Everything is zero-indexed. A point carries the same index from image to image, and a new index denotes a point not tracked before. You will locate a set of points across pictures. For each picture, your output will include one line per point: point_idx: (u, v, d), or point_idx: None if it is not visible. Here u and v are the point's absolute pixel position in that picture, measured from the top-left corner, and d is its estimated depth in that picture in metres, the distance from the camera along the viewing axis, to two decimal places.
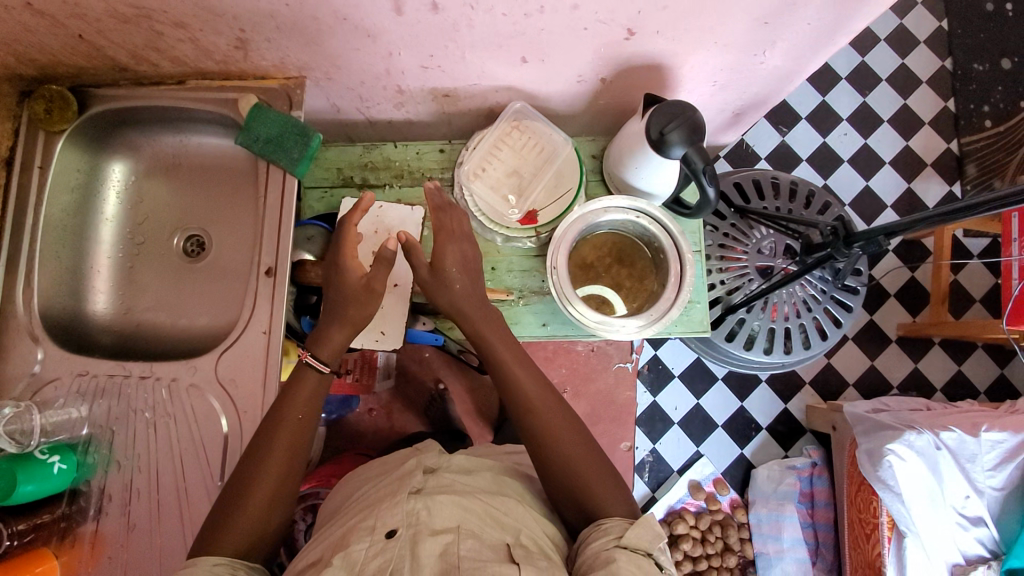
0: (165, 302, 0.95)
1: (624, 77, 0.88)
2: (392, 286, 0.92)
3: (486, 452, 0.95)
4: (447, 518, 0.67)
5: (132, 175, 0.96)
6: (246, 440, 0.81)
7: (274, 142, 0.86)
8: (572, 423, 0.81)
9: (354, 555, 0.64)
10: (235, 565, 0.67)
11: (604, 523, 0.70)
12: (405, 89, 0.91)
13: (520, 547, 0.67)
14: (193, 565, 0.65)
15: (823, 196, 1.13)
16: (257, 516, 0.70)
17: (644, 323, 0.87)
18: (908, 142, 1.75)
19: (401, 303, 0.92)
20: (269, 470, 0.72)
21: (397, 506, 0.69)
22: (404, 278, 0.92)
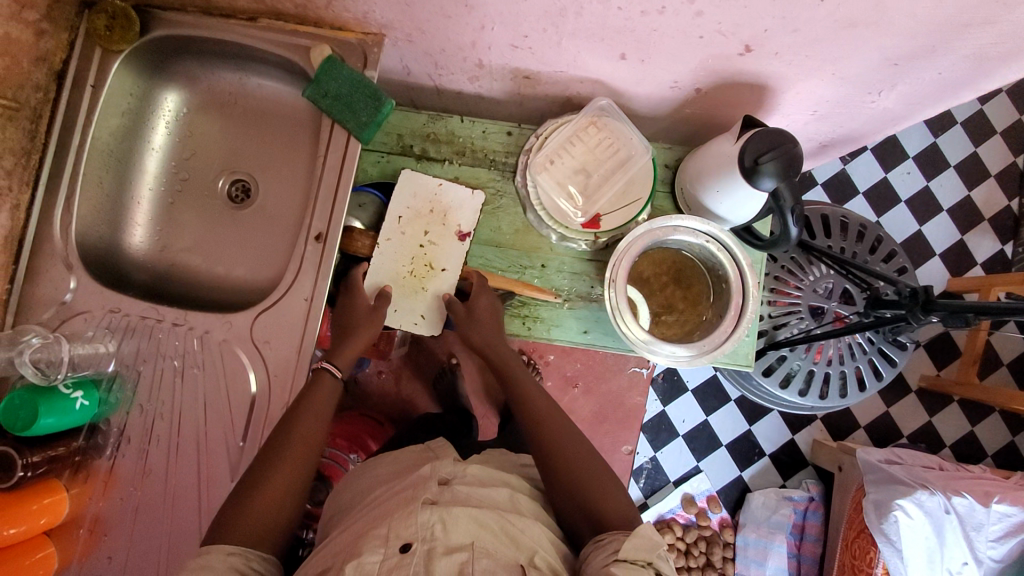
0: (203, 245, 0.91)
1: (721, 92, 0.82)
2: (440, 270, 0.87)
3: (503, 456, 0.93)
4: (462, 535, 0.67)
5: (185, 107, 0.91)
6: (272, 408, 0.79)
7: (343, 100, 0.80)
8: (585, 452, 0.80)
9: (367, 566, 0.64)
10: (248, 555, 0.66)
11: (604, 539, 0.69)
12: (486, 64, 0.85)
13: (533, 568, 0.66)
14: (207, 554, 0.64)
15: (890, 244, 1.09)
16: (272, 499, 0.70)
17: (695, 351, 0.84)
18: (969, 192, 1.68)
19: (447, 290, 0.87)
20: (292, 457, 0.72)
21: (412, 516, 0.69)
22: (454, 264, 0.87)
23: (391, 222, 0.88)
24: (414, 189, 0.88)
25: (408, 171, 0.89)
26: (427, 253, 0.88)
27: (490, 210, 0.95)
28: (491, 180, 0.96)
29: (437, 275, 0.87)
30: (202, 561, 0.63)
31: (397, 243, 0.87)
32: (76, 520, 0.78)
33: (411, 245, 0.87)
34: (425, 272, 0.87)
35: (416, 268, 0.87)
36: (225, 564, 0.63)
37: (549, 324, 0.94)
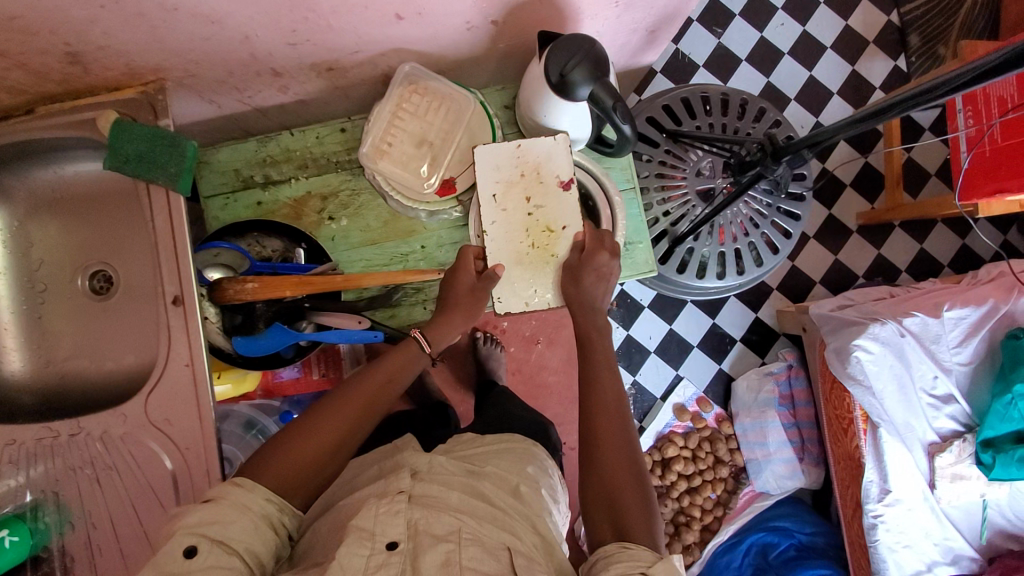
0: (87, 347, 0.89)
1: (517, 16, 0.80)
2: (560, 230, 0.79)
3: (476, 442, 0.90)
4: (446, 525, 0.68)
5: (13, 220, 0.88)
6: (196, 477, 0.78)
7: (145, 158, 0.77)
8: (615, 409, 0.76)
9: (349, 561, 0.62)
10: (282, 509, 0.64)
11: (631, 547, 0.63)
12: (282, 71, 0.82)
13: (519, 554, 0.68)
14: (246, 489, 0.63)
15: (758, 103, 1.07)
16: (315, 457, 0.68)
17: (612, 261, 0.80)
18: (847, 21, 1.66)
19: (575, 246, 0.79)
20: (340, 418, 0.72)
21: (396, 514, 0.68)
22: (572, 218, 0.79)
23: (488, 204, 0.79)
24: (495, 162, 0.80)
25: (481, 146, 0.80)
26: (539, 218, 0.80)
27: (352, 211, 0.93)
28: (343, 181, 0.94)
29: (560, 235, 0.79)
30: (242, 497, 0.62)
31: (504, 223, 0.79)
32: None
33: (520, 218, 0.79)
34: (547, 238, 0.79)
35: (535, 238, 0.79)
36: (260, 499, 0.62)
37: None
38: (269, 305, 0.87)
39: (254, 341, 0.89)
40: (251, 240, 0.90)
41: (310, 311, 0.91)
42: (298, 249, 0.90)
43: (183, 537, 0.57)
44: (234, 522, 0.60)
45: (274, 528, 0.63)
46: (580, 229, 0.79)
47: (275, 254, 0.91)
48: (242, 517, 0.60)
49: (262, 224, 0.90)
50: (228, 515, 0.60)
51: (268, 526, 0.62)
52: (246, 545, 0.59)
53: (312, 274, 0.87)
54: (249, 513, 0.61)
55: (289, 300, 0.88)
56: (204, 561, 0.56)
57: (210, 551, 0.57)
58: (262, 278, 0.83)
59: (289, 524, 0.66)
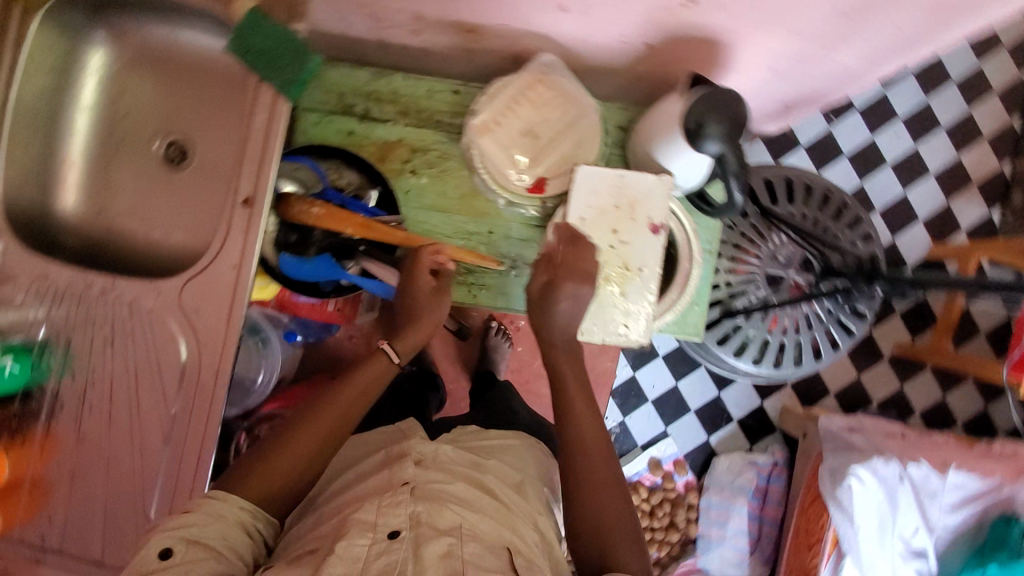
0: (142, 209, 0.89)
1: (672, 46, 0.77)
2: (636, 272, 0.77)
3: (479, 434, 0.93)
4: (448, 520, 0.67)
5: (115, 64, 0.88)
6: (204, 377, 0.77)
7: (266, 56, 0.76)
8: (599, 446, 0.71)
9: (354, 550, 0.63)
10: (258, 516, 0.66)
11: (615, 570, 0.60)
12: (426, 16, 0.80)
13: (519, 554, 0.68)
14: (222, 501, 0.64)
15: (857, 210, 1.04)
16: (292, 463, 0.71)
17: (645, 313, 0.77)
18: (959, 155, 1.62)
19: (646, 292, 0.77)
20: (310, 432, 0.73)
21: (397, 505, 0.69)
22: (651, 263, 0.77)
23: (573, 226, 0.78)
24: (592, 187, 0.78)
25: (582, 167, 0.78)
26: (618, 253, 0.78)
27: (436, 173, 0.92)
28: (438, 141, 0.92)
29: (635, 277, 0.77)
30: (214, 507, 0.63)
31: (584, 248, 0.77)
32: (15, 482, 0.78)
33: (600, 248, 0.78)
34: (620, 275, 0.77)
35: (609, 273, 0.78)
36: (232, 509, 0.64)
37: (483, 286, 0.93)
38: (326, 235, 0.85)
39: (299, 262, 0.88)
40: (332, 166, 0.89)
41: (362, 254, 0.89)
42: (371, 190, 0.89)
43: (158, 543, 0.58)
44: (208, 525, 0.61)
45: (252, 537, 0.65)
46: (655, 276, 0.77)
47: (349, 187, 0.89)
48: (216, 523, 0.62)
49: (347, 155, 0.88)
50: (211, 521, 0.62)
51: (244, 533, 0.64)
52: (223, 548, 0.60)
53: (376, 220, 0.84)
54: (221, 522, 0.62)
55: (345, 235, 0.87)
56: (182, 557, 0.57)
57: (185, 549, 0.58)
58: (328, 207, 0.82)
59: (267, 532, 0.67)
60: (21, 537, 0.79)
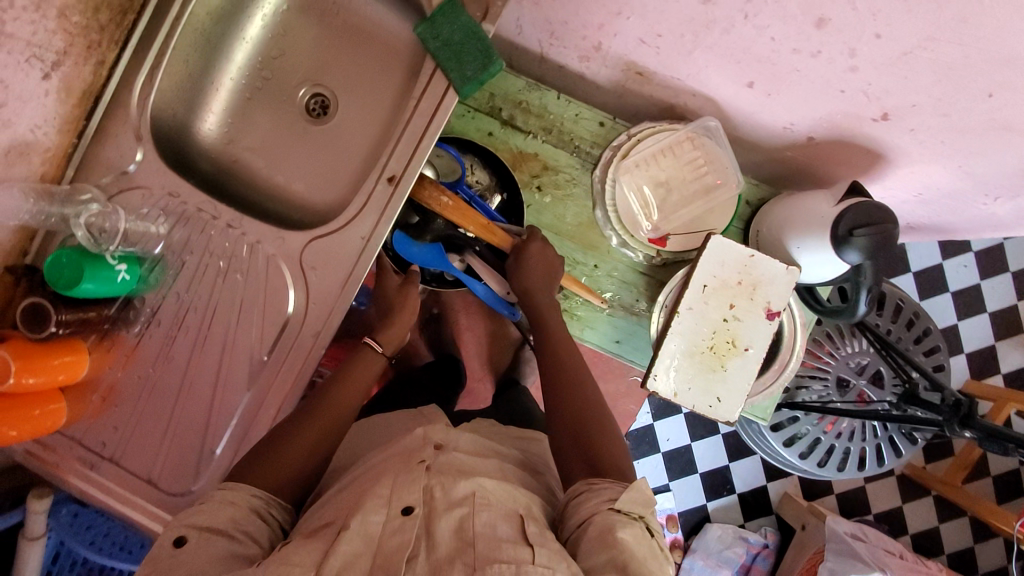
0: (271, 150, 0.90)
1: (832, 147, 0.78)
2: (742, 349, 0.79)
3: (496, 428, 0.89)
4: (463, 489, 0.65)
5: (286, 4, 0.89)
6: (303, 336, 0.79)
7: (453, 48, 0.77)
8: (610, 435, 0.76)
9: (371, 527, 0.61)
10: (269, 502, 0.69)
11: (597, 482, 0.67)
12: (604, 49, 0.81)
13: (531, 520, 0.64)
14: (232, 490, 0.67)
15: (936, 339, 1.07)
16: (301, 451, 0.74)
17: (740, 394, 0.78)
18: (1019, 302, 1.61)
19: (749, 371, 0.79)
20: (309, 424, 0.76)
21: (413, 482, 0.66)
22: (759, 344, 0.78)
23: (693, 290, 0.79)
24: (722, 257, 0.78)
25: (717, 236, 0.78)
26: (729, 327, 0.79)
27: (560, 195, 0.93)
28: (570, 166, 0.93)
29: (739, 354, 0.79)
30: (225, 496, 0.66)
31: (698, 314, 0.78)
32: (90, 382, 0.79)
33: (714, 318, 0.79)
34: (727, 350, 0.78)
35: (716, 343, 0.79)
36: (243, 498, 0.67)
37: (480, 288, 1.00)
38: (447, 225, 0.89)
39: (410, 244, 0.90)
40: (470, 162, 0.91)
41: (473, 253, 0.92)
42: (496, 195, 0.91)
43: (175, 532, 0.61)
44: (218, 513, 0.63)
45: (265, 522, 0.67)
46: (759, 358, 0.79)
47: (477, 185, 0.91)
48: (225, 511, 0.64)
49: (486, 155, 0.90)
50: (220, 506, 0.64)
51: (255, 517, 0.66)
52: (235, 535, 0.62)
53: (497, 225, 0.87)
54: (231, 509, 0.65)
55: (464, 232, 0.88)
56: (195, 543, 0.59)
57: (197, 536, 0.60)
58: (456, 199, 0.83)
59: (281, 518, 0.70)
60: (82, 441, 0.79)
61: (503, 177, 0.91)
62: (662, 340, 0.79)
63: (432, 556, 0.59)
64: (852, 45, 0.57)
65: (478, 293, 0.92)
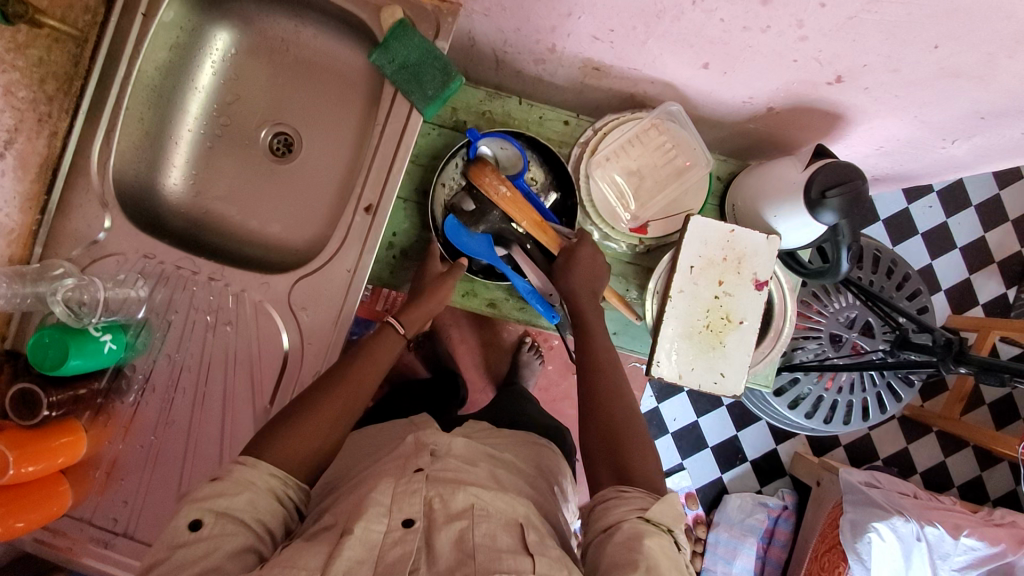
0: (240, 195, 0.88)
1: (791, 114, 0.80)
2: (737, 322, 0.80)
3: (497, 438, 0.87)
4: (461, 501, 0.65)
5: (234, 47, 0.87)
6: (301, 375, 0.78)
7: (410, 70, 0.77)
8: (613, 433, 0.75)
9: (372, 534, 0.61)
10: (286, 482, 0.65)
11: (628, 492, 0.67)
12: (558, 50, 0.81)
13: (531, 531, 0.65)
14: (249, 467, 0.63)
15: (917, 283, 1.10)
16: (319, 431, 0.69)
17: (741, 368, 0.80)
18: (985, 233, 1.67)
19: (746, 343, 0.80)
20: (315, 420, 0.69)
21: (413, 494, 0.65)
22: (752, 316, 0.80)
23: (681, 273, 0.80)
24: (704, 237, 0.80)
25: (697, 217, 0.79)
26: (722, 303, 0.80)
27: None
28: None
29: (735, 328, 0.80)
30: (243, 474, 0.62)
31: (690, 295, 0.80)
32: (92, 458, 0.77)
33: (705, 297, 0.80)
34: (722, 325, 0.80)
35: (711, 321, 0.80)
36: (260, 478, 0.63)
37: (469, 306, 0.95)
38: (503, 218, 0.87)
39: (463, 234, 0.87)
40: (531, 158, 0.90)
41: (523, 250, 0.90)
42: (552, 193, 0.91)
43: (189, 514, 0.58)
44: (235, 495, 0.60)
45: (280, 504, 0.64)
46: (754, 329, 0.80)
47: (533, 183, 0.91)
48: (242, 494, 0.61)
49: (547, 153, 0.89)
50: (237, 491, 0.60)
51: (271, 500, 0.63)
52: (252, 523, 0.60)
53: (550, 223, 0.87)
54: (248, 491, 0.61)
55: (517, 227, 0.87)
56: (211, 531, 0.57)
57: (214, 522, 0.58)
58: (514, 193, 0.84)
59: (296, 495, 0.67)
60: (91, 520, 0.78)
61: (557, 175, 0.90)
62: (659, 326, 0.80)
63: (433, 569, 0.58)
64: (801, 16, 0.59)
65: (522, 288, 0.88)
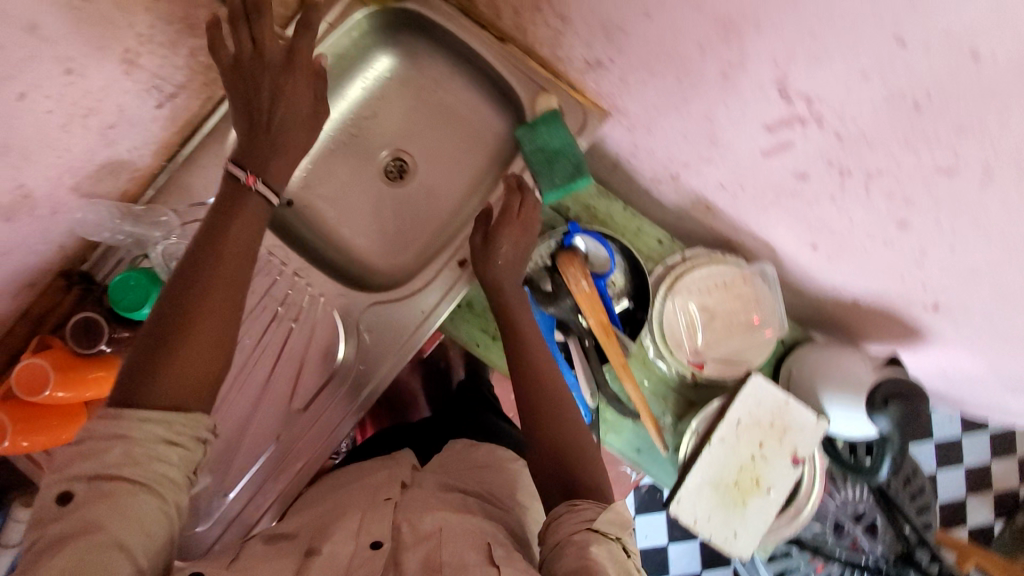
0: (342, 202, 0.92)
1: (872, 314, 0.83)
2: (764, 490, 0.81)
3: (463, 460, 0.83)
4: (430, 522, 0.64)
5: (389, 73, 0.92)
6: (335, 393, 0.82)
7: (547, 155, 0.81)
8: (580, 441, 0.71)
9: (337, 553, 0.60)
10: (173, 419, 0.52)
11: (579, 505, 0.61)
12: (680, 180, 0.86)
13: (499, 546, 0.61)
14: (117, 417, 0.51)
15: (930, 498, 1.10)
16: (192, 360, 0.54)
17: (755, 535, 0.81)
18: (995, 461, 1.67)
19: (769, 513, 0.81)
20: (178, 370, 0.53)
21: (379, 519, 0.65)
22: (780, 489, 0.81)
23: (727, 424, 0.81)
24: (758, 397, 0.81)
25: (757, 377, 0.81)
26: (754, 466, 0.82)
27: None
28: None
29: (760, 494, 0.81)
30: (108, 427, 0.50)
31: (728, 448, 0.81)
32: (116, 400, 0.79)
33: (742, 455, 0.81)
34: (750, 487, 0.81)
35: (740, 479, 0.81)
36: (143, 432, 0.51)
37: (487, 357, 0.96)
38: (574, 308, 0.90)
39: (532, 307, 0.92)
40: (619, 263, 0.93)
41: (580, 344, 0.92)
42: (624, 301, 0.93)
43: (57, 489, 0.49)
44: (108, 452, 0.49)
45: (182, 446, 0.52)
46: (779, 502, 0.81)
47: (612, 287, 0.93)
48: (115, 452, 0.49)
49: (635, 265, 0.92)
50: (116, 451, 0.49)
51: (165, 446, 0.51)
52: (139, 489, 0.49)
53: (615, 330, 0.89)
54: (124, 441, 0.50)
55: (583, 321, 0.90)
56: (85, 500, 0.48)
57: (88, 489, 0.48)
58: (592, 290, 0.88)
59: (204, 430, 0.54)
60: None
61: (637, 288, 0.93)
62: (689, 471, 0.81)
63: None
64: (924, 248, 0.63)
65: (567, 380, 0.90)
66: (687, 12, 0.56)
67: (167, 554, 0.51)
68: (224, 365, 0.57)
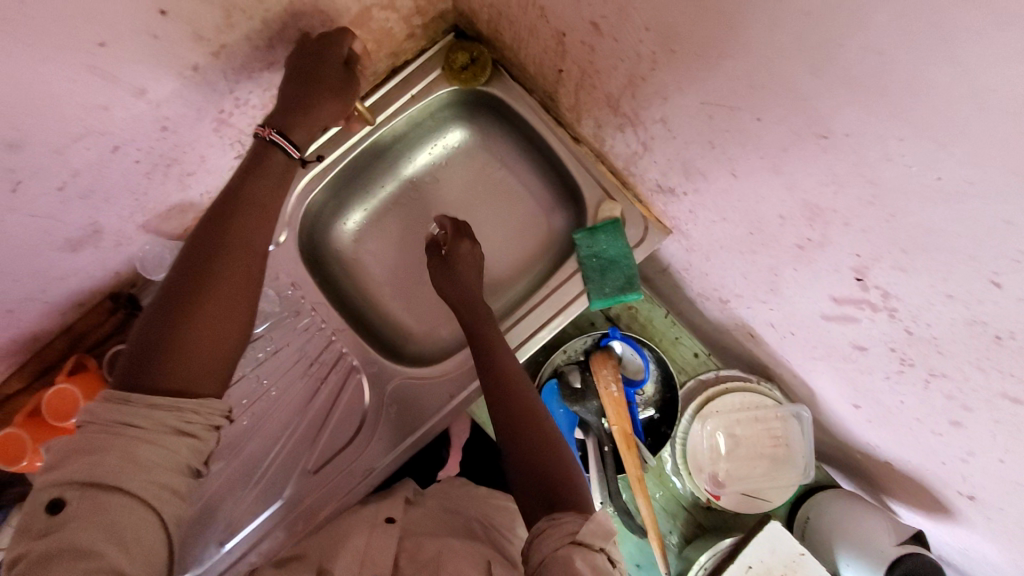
0: (390, 263, 0.93)
1: (898, 480, 0.81)
2: None
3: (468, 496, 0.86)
4: (431, 547, 0.68)
5: (460, 146, 0.93)
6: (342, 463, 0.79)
7: (602, 262, 0.81)
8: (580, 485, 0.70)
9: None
10: (182, 404, 0.49)
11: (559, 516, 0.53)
12: (731, 308, 0.85)
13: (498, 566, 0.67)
14: (125, 405, 0.47)
15: None
16: (204, 337, 0.52)
17: None
18: None
19: None
20: (181, 352, 0.50)
21: (384, 537, 0.69)
22: None
23: (736, 568, 0.79)
24: (775, 545, 0.79)
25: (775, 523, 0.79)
26: None
27: None
28: None
29: None
30: (112, 414, 0.47)
31: None
32: None
33: None
34: None
35: None
36: (153, 423, 0.47)
37: None
38: (598, 411, 0.88)
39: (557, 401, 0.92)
40: (652, 373, 0.92)
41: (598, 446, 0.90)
42: (650, 410, 0.93)
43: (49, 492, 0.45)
44: (108, 453, 0.45)
45: (194, 436, 0.49)
46: None
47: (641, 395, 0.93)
48: (116, 451, 0.45)
49: (667, 377, 0.92)
50: (115, 441, 0.46)
51: (174, 437, 0.48)
52: (137, 494, 0.45)
53: (637, 440, 0.87)
54: (127, 438, 0.46)
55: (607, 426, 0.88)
56: (80, 512, 0.44)
57: (81, 498, 0.44)
58: (620, 397, 0.86)
59: (217, 416, 0.51)
60: None
61: (665, 398, 0.93)
62: None
63: None
64: (974, 452, 0.61)
65: None
66: (776, 185, 0.56)
67: (168, 560, 0.48)
68: (238, 346, 0.55)
